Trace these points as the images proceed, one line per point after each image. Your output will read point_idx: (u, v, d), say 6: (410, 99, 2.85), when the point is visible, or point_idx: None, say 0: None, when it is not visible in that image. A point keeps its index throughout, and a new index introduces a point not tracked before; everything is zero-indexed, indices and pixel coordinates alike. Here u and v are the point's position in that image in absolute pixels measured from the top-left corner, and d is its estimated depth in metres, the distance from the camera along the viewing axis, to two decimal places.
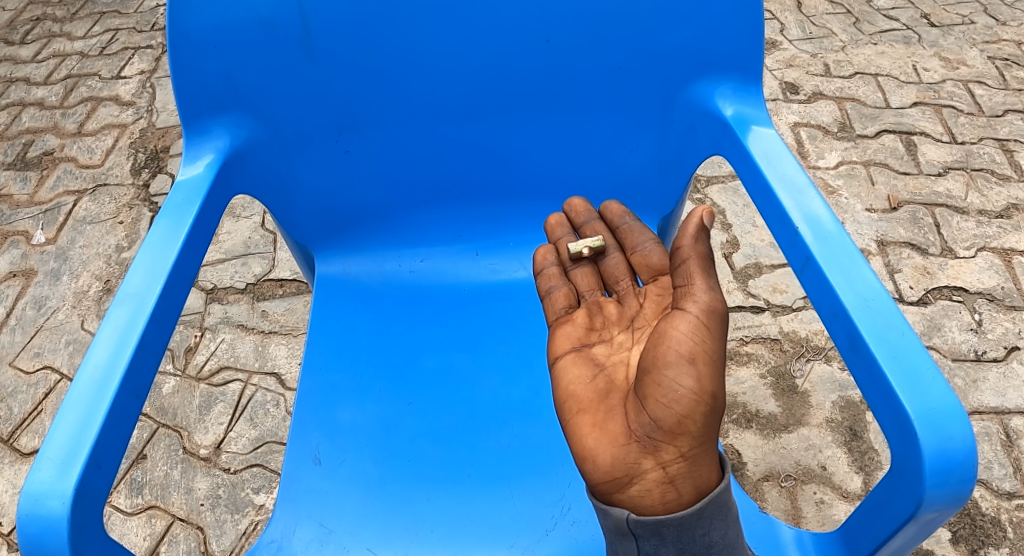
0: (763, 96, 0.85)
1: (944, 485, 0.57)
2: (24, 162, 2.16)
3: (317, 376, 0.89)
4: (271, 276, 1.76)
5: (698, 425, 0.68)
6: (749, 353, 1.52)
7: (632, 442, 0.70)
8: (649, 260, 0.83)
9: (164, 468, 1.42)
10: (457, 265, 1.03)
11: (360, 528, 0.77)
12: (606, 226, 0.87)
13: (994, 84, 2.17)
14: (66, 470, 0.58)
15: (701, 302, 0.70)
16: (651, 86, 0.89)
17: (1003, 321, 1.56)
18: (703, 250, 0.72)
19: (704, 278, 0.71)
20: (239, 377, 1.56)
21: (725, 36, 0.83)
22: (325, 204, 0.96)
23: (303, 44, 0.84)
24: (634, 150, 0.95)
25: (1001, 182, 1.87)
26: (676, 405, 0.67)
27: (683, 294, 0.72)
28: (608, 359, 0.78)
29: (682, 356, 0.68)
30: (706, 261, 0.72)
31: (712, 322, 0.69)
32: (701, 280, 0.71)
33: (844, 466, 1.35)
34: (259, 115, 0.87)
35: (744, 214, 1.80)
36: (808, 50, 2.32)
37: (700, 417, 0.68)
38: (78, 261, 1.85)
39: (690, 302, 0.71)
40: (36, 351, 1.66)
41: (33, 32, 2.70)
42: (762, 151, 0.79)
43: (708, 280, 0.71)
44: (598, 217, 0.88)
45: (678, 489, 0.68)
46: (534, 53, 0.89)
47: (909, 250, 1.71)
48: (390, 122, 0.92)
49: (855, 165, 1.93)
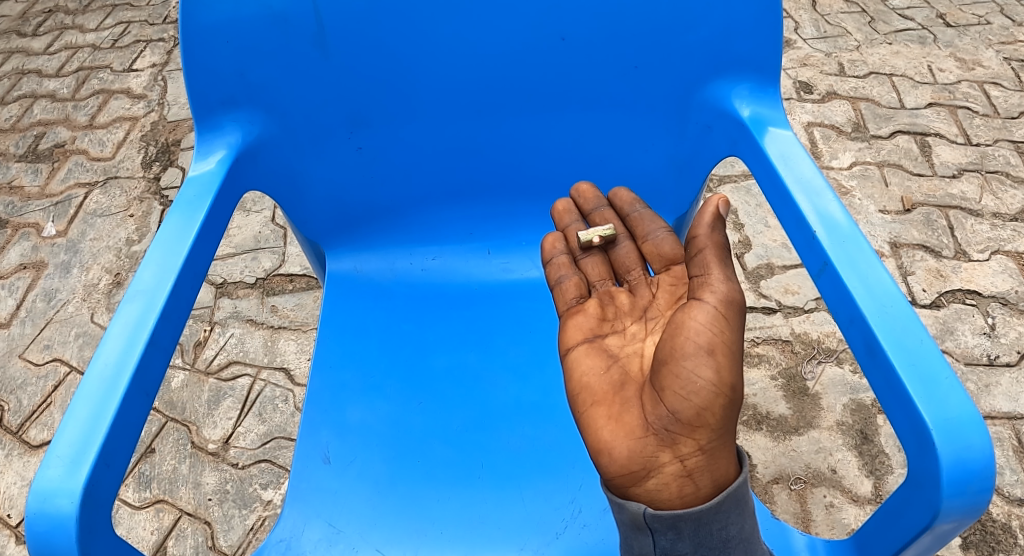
0: (780, 96, 0.84)
1: (962, 495, 0.56)
2: (36, 154, 2.17)
3: (328, 373, 0.88)
4: (281, 271, 1.76)
5: (717, 418, 0.67)
6: (761, 354, 1.51)
7: (649, 435, 0.69)
8: (661, 249, 0.82)
9: (172, 462, 1.43)
10: (468, 264, 1.02)
11: (369, 528, 0.77)
12: (615, 214, 0.86)
13: (1010, 85, 2.15)
14: (75, 469, 0.58)
15: (719, 293, 0.69)
16: (666, 85, 0.88)
17: (1016, 325, 1.55)
18: (720, 240, 0.72)
19: (721, 268, 0.71)
20: (248, 371, 1.56)
21: (744, 35, 0.82)
22: (336, 202, 0.96)
23: (316, 40, 0.84)
24: (650, 150, 0.94)
25: (1016, 184, 1.85)
26: (695, 398, 0.67)
27: (701, 284, 0.72)
28: (622, 350, 0.78)
29: (701, 347, 0.68)
30: (722, 251, 0.72)
31: (731, 313, 0.69)
32: (718, 269, 0.71)
33: (854, 470, 1.34)
34: (271, 111, 0.87)
35: (756, 214, 1.79)
36: (822, 49, 2.30)
37: (718, 409, 0.67)
38: (89, 254, 1.85)
39: (708, 292, 0.70)
40: (46, 343, 1.67)
41: (46, 24, 2.70)
42: (779, 152, 0.78)
43: (725, 270, 0.71)
44: (607, 204, 0.87)
45: (696, 482, 0.68)
46: (549, 51, 0.88)
47: (922, 252, 1.70)
48: (403, 119, 0.91)
49: (869, 165, 1.91)
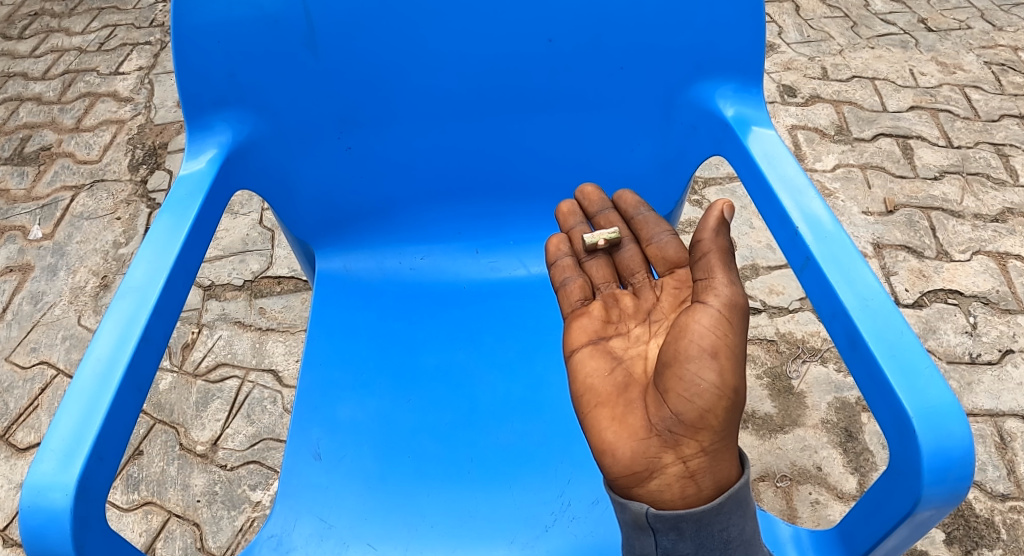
0: (763, 97, 0.86)
1: (943, 482, 0.58)
2: (21, 157, 2.16)
3: (318, 371, 0.89)
4: (269, 273, 1.76)
5: (720, 420, 0.68)
6: (746, 353, 1.53)
7: (652, 436, 0.70)
8: (665, 252, 0.84)
9: (160, 464, 1.42)
10: (457, 263, 1.03)
11: (360, 523, 0.77)
12: (619, 217, 0.88)
13: (990, 89, 2.19)
14: (68, 463, 0.59)
15: (723, 296, 0.70)
16: (652, 87, 0.90)
17: (997, 324, 1.58)
18: (724, 244, 0.73)
19: (725, 272, 0.72)
20: (237, 373, 1.56)
21: (727, 36, 0.84)
22: (325, 202, 0.97)
23: (305, 40, 0.85)
24: (636, 151, 0.95)
25: (997, 186, 1.88)
26: (698, 400, 0.68)
27: (705, 287, 0.72)
28: (625, 352, 0.79)
29: (705, 350, 0.69)
30: (726, 255, 0.73)
31: (735, 316, 0.69)
32: (722, 273, 0.71)
33: (839, 467, 1.36)
34: (262, 111, 0.88)
35: (741, 215, 1.81)
36: (806, 53, 2.33)
37: (721, 412, 0.68)
38: (76, 256, 1.85)
39: (713, 296, 0.71)
40: (32, 347, 1.66)
41: (31, 27, 2.69)
42: (763, 152, 0.80)
43: (729, 274, 0.72)
44: (612, 207, 0.89)
45: (699, 483, 0.69)
46: (536, 53, 0.89)
47: (905, 252, 1.72)
48: (392, 119, 0.92)
49: (852, 167, 1.94)
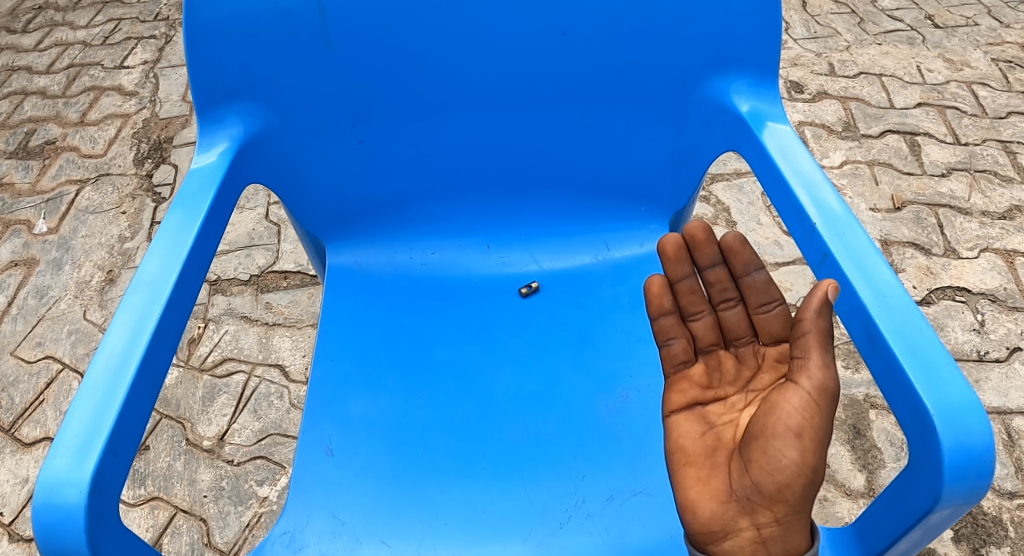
0: (777, 93, 0.86)
1: (962, 479, 0.57)
2: (26, 151, 2.15)
3: (329, 366, 0.89)
4: (276, 268, 1.76)
5: (796, 495, 0.67)
6: None
7: (731, 501, 0.70)
8: (773, 327, 0.81)
9: (167, 459, 1.42)
10: (467, 257, 1.02)
11: (372, 519, 0.77)
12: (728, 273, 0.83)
13: (997, 86, 2.18)
14: (83, 458, 0.58)
15: (816, 379, 0.67)
16: (666, 81, 0.89)
17: (1005, 322, 1.57)
18: (825, 326, 0.68)
19: (822, 354, 0.67)
20: (243, 368, 1.56)
21: (743, 31, 0.83)
22: (336, 196, 0.96)
23: (317, 32, 0.84)
24: (648, 145, 0.95)
25: (1004, 184, 1.88)
26: (779, 474, 0.66)
27: (798, 366, 0.69)
28: (718, 419, 0.78)
29: (791, 429, 0.67)
30: (826, 336, 0.68)
31: (825, 400, 0.66)
32: (819, 355, 0.67)
33: (847, 464, 1.35)
34: (274, 104, 0.87)
35: (748, 211, 1.81)
36: (812, 50, 2.33)
37: (798, 488, 0.66)
38: (81, 251, 1.84)
39: (804, 376, 0.68)
40: (38, 341, 1.66)
41: (36, 21, 2.69)
42: (778, 146, 0.80)
43: (826, 356, 0.67)
44: (722, 261, 0.84)
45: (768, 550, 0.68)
46: (550, 48, 0.88)
47: (912, 249, 1.72)
48: (403, 112, 0.92)
49: (859, 164, 1.93)
